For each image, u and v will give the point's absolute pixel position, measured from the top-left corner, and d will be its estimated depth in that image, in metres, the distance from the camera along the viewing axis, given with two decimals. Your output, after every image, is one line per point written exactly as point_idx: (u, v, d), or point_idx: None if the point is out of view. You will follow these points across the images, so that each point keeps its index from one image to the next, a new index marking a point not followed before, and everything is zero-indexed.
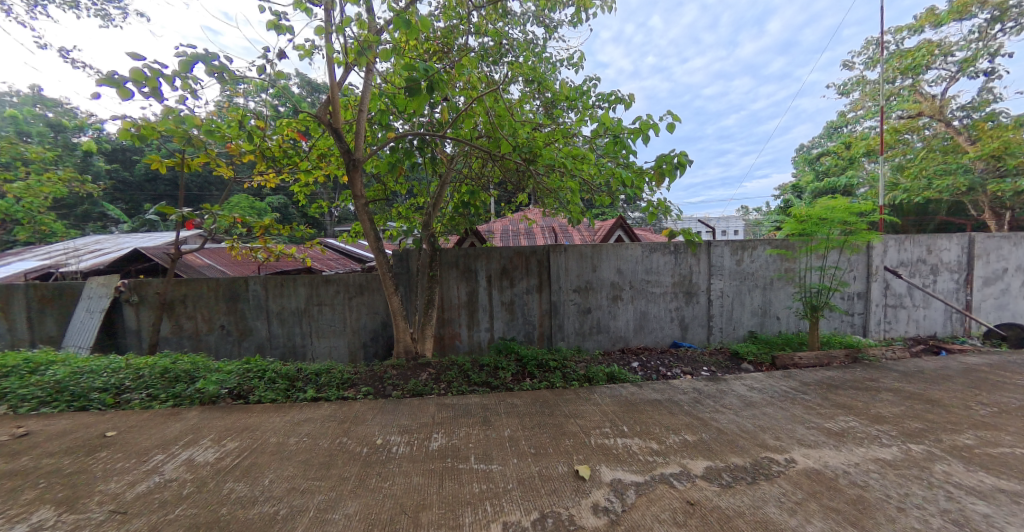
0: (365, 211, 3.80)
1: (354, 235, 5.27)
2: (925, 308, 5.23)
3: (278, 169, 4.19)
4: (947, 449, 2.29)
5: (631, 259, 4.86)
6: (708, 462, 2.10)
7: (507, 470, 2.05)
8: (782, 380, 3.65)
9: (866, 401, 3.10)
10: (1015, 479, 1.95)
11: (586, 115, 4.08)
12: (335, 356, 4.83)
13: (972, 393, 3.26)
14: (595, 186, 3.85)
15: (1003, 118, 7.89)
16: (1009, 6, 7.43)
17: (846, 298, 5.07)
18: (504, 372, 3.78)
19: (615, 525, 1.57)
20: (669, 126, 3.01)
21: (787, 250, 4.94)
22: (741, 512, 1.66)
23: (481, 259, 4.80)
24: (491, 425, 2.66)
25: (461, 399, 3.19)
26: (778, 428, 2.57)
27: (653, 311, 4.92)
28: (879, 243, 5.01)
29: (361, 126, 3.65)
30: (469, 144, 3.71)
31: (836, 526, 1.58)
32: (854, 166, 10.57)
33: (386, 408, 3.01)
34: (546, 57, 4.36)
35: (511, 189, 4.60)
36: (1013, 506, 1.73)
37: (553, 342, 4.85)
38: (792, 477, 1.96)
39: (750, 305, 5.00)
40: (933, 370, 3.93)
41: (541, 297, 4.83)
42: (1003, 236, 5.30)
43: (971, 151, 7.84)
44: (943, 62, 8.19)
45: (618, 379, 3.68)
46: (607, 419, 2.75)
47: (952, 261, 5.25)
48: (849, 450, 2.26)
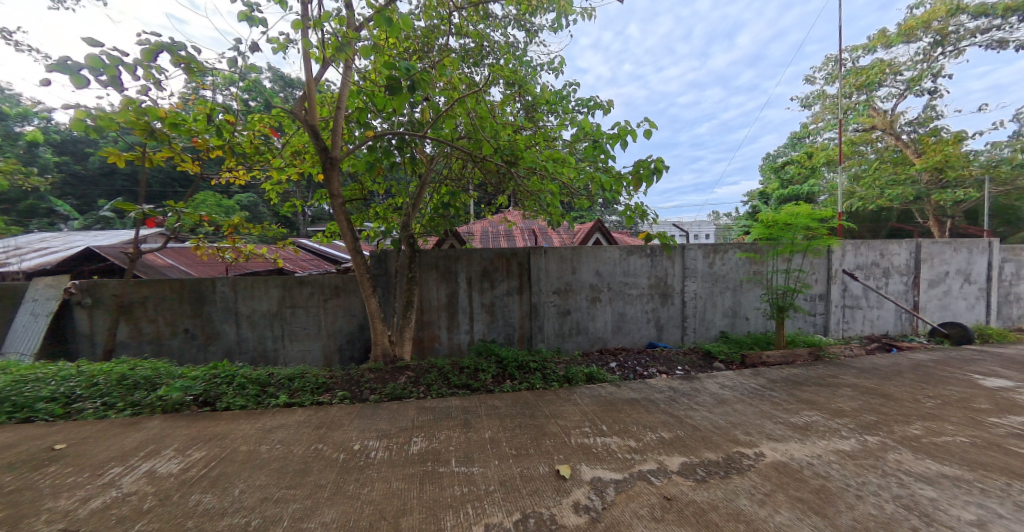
0: (342, 211, 3.70)
1: (330, 235, 5.10)
2: (878, 308, 5.61)
3: (249, 166, 4.00)
4: (899, 439, 2.47)
5: (609, 261, 4.96)
6: (683, 458, 2.17)
7: (489, 472, 2.04)
8: (751, 378, 3.82)
9: (827, 396, 3.28)
10: (956, 466, 2.13)
11: (566, 118, 4.15)
12: (309, 360, 4.68)
13: (919, 387, 3.53)
14: (575, 190, 3.88)
15: (945, 133, 8.60)
16: (949, 32, 8.10)
17: (809, 300, 5.36)
18: (485, 374, 3.78)
19: (595, 523, 1.59)
20: (645, 132, 3.15)
21: (756, 253, 5.17)
22: (715, 505, 1.72)
23: (461, 261, 4.76)
24: (472, 428, 2.65)
25: (441, 402, 3.16)
26: (748, 424, 2.68)
27: (630, 312, 5.04)
28: (839, 247, 5.33)
29: (338, 123, 3.56)
30: (450, 145, 3.65)
31: (803, 515, 1.67)
32: (815, 175, 11.20)
33: (364, 413, 2.94)
34: (526, 61, 4.42)
35: (491, 191, 4.61)
36: (955, 489, 1.89)
37: (533, 343, 4.87)
38: (763, 470, 2.05)
39: (722, 307, 5.21)
40: (886, 366, 4.22)
41: (521, 299, 4.85)
42: (945, 242, 5.77)
43: (917, 163, 8.51)
44: (892, 82, 8.86)
45: (597, 379, 3.74)
46: (587, 418, 2.79)
47: (901, 265, 5.66)
48: (813, 443, 2.39)
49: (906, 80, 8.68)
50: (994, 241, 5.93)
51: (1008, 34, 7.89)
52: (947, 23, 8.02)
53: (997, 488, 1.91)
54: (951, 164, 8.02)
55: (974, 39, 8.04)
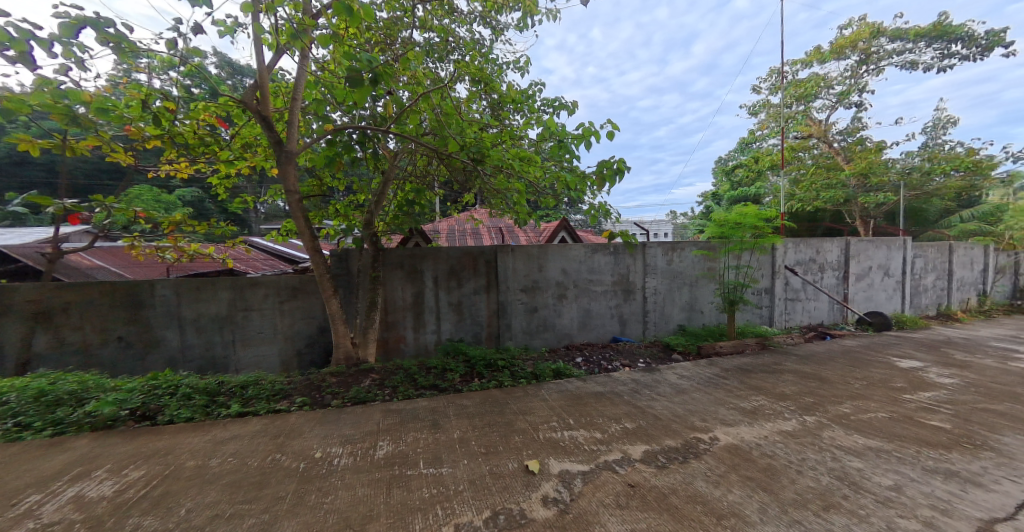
0: (299, 208, 3.51)
1: (286, 233, 4.82)
2: (815, 300, 6.16)
3: (192, 158, 3.69)
4: (833, 418, 2.73)
5: (574, 259, 5.07)
6: (646, 446, 2.28)
7: (458, 472, 2.03)
8: (706, 367, 4.08)
9: (772, 382, 3.57)
10: (878, 439, 2.39)
11: (532, 118, 4.19)
12: (264, 366, 4.41)
13: (848, 370, 3.93)
14: (541, 189, 3.93)
15: (869, 143, 9.59)
16: (872, 52, 9.02)
17: (756, 294, 5.78)
18: (453, 374, 3.75)
19: (564, 515, 1.63)
20: (608, 133, 3.25)
21: (709, 251, 5.49)
22: (675, 489, 1.83)
23: (427, 259, 4.67)
24: (440, 428, 2.62)
25: (408, 404, 3.09)
26: (704, 411, 2.86)
27: (595, 308, 5.19)
28: (781, 245, 5.79)
29: (294, 115, 3.37)
30: (415, 141, 3.56)
31: (752, 492, 1.81)
32: (761, 178, 12.09)
33: (326, 418, 2.81)
34: (492, 59, 4.41)
35: (457, 188, 4.56)
36: (877, 460, 2.13)
37: (501, 342, 4.88)
38: (717, 453, 2.20)
39: (680, 301, 5.49)
40: (821, 352, 4.65)
41: (489, 297, 4.85)
42: (869, 240, 6.44)
43: (846, 169, 9.43)
44: (825, 94, 9.74)
45: (564, 375, 3.82)
46: (555, 413, 2.85)
47: (834, 260, 6.25)
48: (760, 425, 2.60)
49: (837, 93, 9.58)
50: (907, 239, 6.71)
51: (918, 56, 8.92)
52: (870, 44, 8.92)
53: (910, 456, 2.19)
54: (874, 171, 8.96)
55: (891, 60, 9.02)
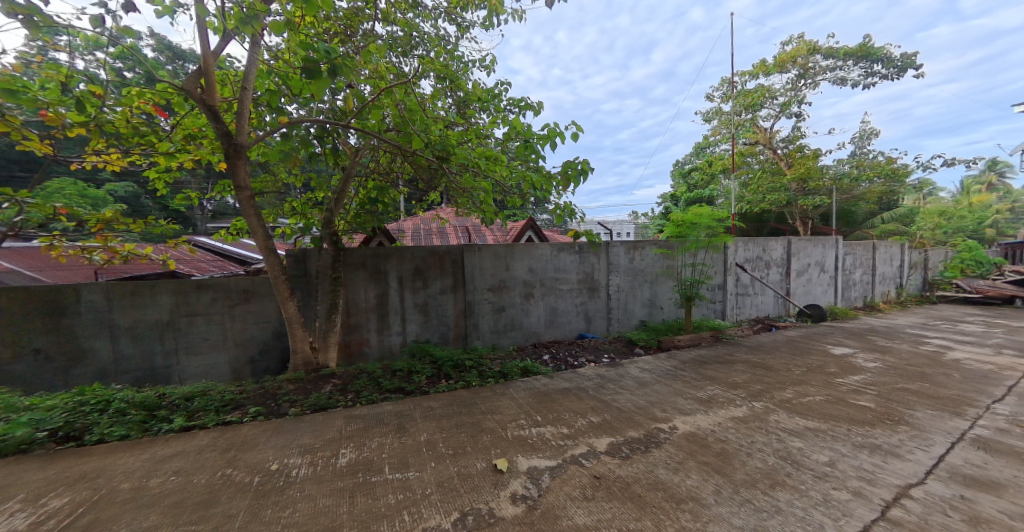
0: (251, 205, 3.29)
1: (236, 233, 4.50)
2: (762, 294, 6.65)
3: (125, 149, 3.34)
4: (777, 402, 2.96)
5: (541, 258, 5.13)
6: (610, 439, 2.36)
7: (425, 475, 1.99)
8: (666, 360, 4.28)
9: (725, 371, 3.82)
10: (815, 420, 2.63)
11: (498, 117, 4.19)
12: (212, 375, 4.08)
13: (790, 358, 4.28)
14: (507, 188, 3.94)
15: (807, 150, 10.48)
16: (809, 67, 9.87)
17: (711, 289, 6.13)
18: (419, 376, 3.68)
19: (533, 511, 1.65)
20: (572, 135, 3.31)
21: (668, 249, 5.75)
22: (637, 478, 1.90)
23: (392, 259, 4.55)
24: (407, 432, 2.56)
25: (372, 409, 3.00)
26: (664, 402, 3.00)
27: (562, 306, 5.28)
28: (732, 244, 6.19)
29: (244, 106, 3.15)
30: (377, 137, 3.44)
31: (707, 476, 1.92)
32: (714, 181, 12.87)
33: (283, 428, 2.66)
34: (457, 56, 4.36)
35: (422, 187, 4.48)
36: (814, 439, 2.34)
37: (469, 341, 4.84)
38: (677, 441, 2.31)
39: (641, 298, 5.72)
40: (767, 342, 5.04)
41: (455, 297, 4.80)
42: (807, 239, 7.05)
43: (788, 174, 10.25)
44: (770, 104, 10.53)
45: (531, 372, 3.86)
46: (522, 411, 2.87)
47: (778, 258, 6.77)
48: (714, 413, 2.77)
49: (780, 104, 10.38)
50: (839, 238, 7.41)
51: (847, 73, 9.87)
52: (807, 60, 9.75)
53: (842, 434, 2.42)
54: (811, 176, 9.82)
55: (825, 75, 9.91)
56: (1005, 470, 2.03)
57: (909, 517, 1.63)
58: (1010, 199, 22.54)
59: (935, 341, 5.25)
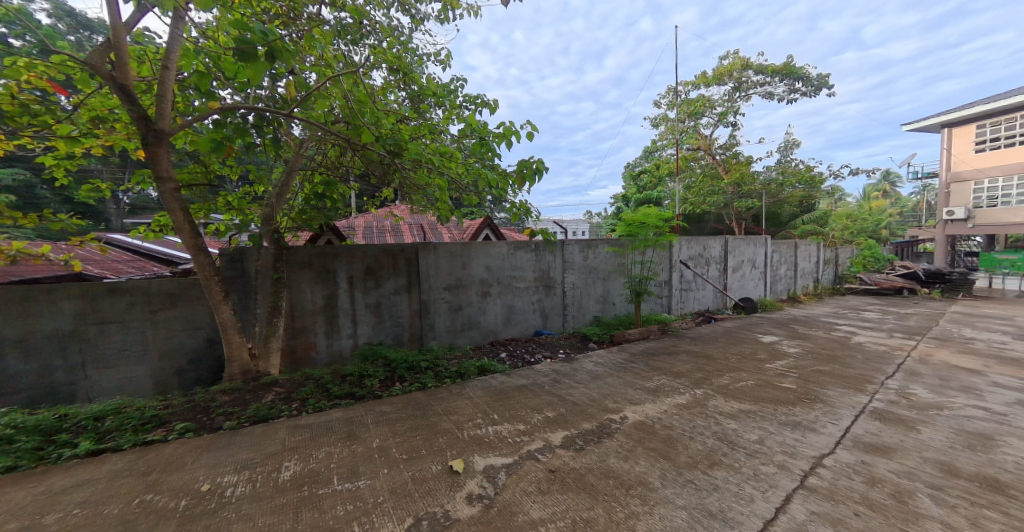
0: (175, 198, 2.95)
1: (158, 229, 4.01)
2: (702, 289, 7.17)
3: (11, 130, 2.84)
4: (715, 388, 3.22)
5: (497, 256, 5.14)
6: (565, 432, 2.42)
7: (377, 483, 1.91)
8: (618, 353, 4.48)
9: (670, 362, 4.08)
10: (747, 402, 2.89)
11: (453, 113, 4.13)
12: (129, 390, 3.61)
13: (727, 347, 4.67)
14: (463, 186, 3.91)
15: (741, 157, 11.47)
16: (742, 81, 10.79)
17: (658, 285, 6.50)
18: (371, 380, 3.53)
19: (489, 510, 1.65)
20: (528, 134, 3.34)
21: (619, 247, 6.01)
22: (590, 468, 1.97)
23: (341, 258, 4.30)
24: (358, 439, 2.44)
25: (319, 417, 2.82)
26: (615, 393, 3.13)
27: (518, 304, 5.33)
28: (677, 242, 6.61)
29: (166, 87, 2.80)
30: (323, 128, 3.24)
31: (654, 461, 2.04)
32: (661, 183, 13.69)
33: (216, 444, 2.42)
34: (411, 48, 4.22)
35: (374, 183, 4.29)
36: (746, 420, 2.57)
37: (425, 342, 4.72)
38: (627, 430, 2.43)
39: (595, 294, 5.93)
40: (707, 334, 5.46)
41: (410, 297, 4.66)
42: (741, 238, 7.72)
43: (725, 178, 11.15)
44: (709, 113, 11.38)
45: (488, 371, 3.86)
46: (479, 410, 2.85)
47: (716, 255, 7.34)
48: (660, 401, 2.94)
49: (718, 114, 11.25)
50: (767, 237, 8.19)
51: (774, 89, 10.93)
52: (741, 74, 10.66)
53: (769, 414, 2.68)
54: (744, 181, 10.76)
55: (756, 89, 10.89)
56: (895, 436, 2.37)
57: (822, 483, 1.85)
58: (899, 204, 26.36)
59: (843, 328, 5.99)
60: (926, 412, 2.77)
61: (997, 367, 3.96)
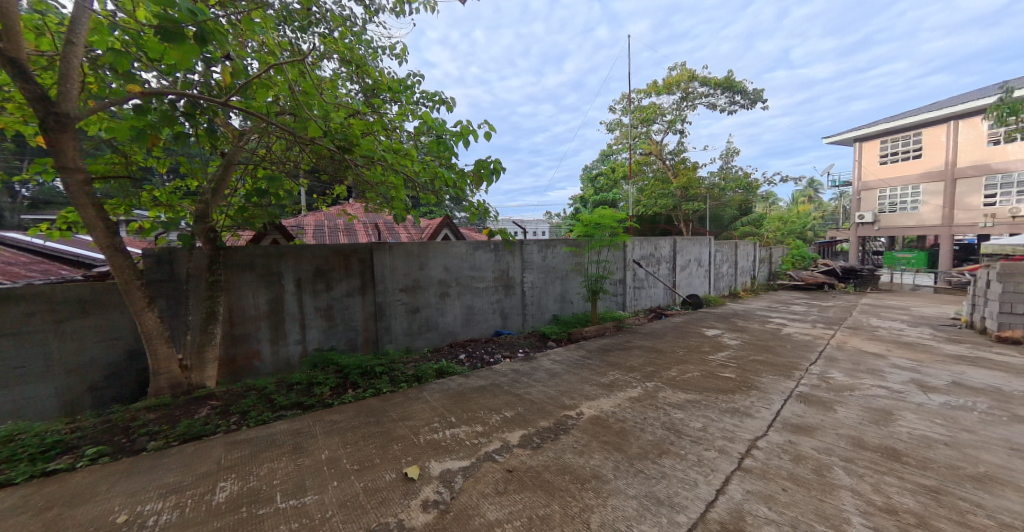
0: (84, 192, 2.59)
1: (65, 227, 3.51)
2: (654, 287, 7.56)
3: None
4: (664, 381, 3.40)
5: (456, 257, 5.07)
6: (523, 431, 2.43)
7: (325, 497, 1.80)
8: (576, 351, 4.61)
9: (624, 357, 4.26)
10: (692, 392, 3.08)
11: (410, 110, 4.02)
12: None
13: (676, 341, 4.96)
14: (420, 185, 3.81)
15: (688, 163, 12.24)
16: (689, 91, 11.51)
17: (613, 283, 6.75)
18: (321, 388, 3.33)
19: (445, 515, 1.61)
20: (485, 134, 3.32)
21: (577, 247, 6.17)
22: (547, 466, 1.99)
23: (287, 259, 4.01)
24: (305, 451, 2.29)
25: (262, 431, 2.61)
26: (572, 390, 3.21)
27: (478, 305, 5.30)
28: (630, 242, 6.91)
29: (72, 65, 2.45)
30: (266, 120, 3.01)
31: (607, 454, 2.11)
32: (617, 186, 14.25)
33: (137, 468, 2.16)
34: (365, 40, 4.05)
35: (326, 179, 4.06)
36: (691, 409, 2.74)
37: (380, 346, 4.55)
38: (582, 426, 2.49)
39: (553, 294, 6.04)
40: (658, 329, 5.77)
41: (364, 299, 4.46)
42: (688, 239, 8.24)
43: (674, 182, 11.84)
44: (660, 121, 12.02)
45: (447, 373, 3.79)
46: (437, 413, 2.80)
47: (666, 255, 7.78)
48: (615, 395, 3.06)
49: (668, 121, 11.92)
50: (711, 238, 8.81)
51: (717, 100, 11.78)
52: (688, 85, 11.38)
53: (711, 402, 2.88)
54: (691, 185, 11.50)
55: (701, 100, 11.67)
56: (816, 416, 2.65)
57: (756, 464, 2.01)
58: (821, 209, 29.55)
59: (776, 320, 6.60)
60: (841, 393, 3.11)
61: (896, 351, 4.56)
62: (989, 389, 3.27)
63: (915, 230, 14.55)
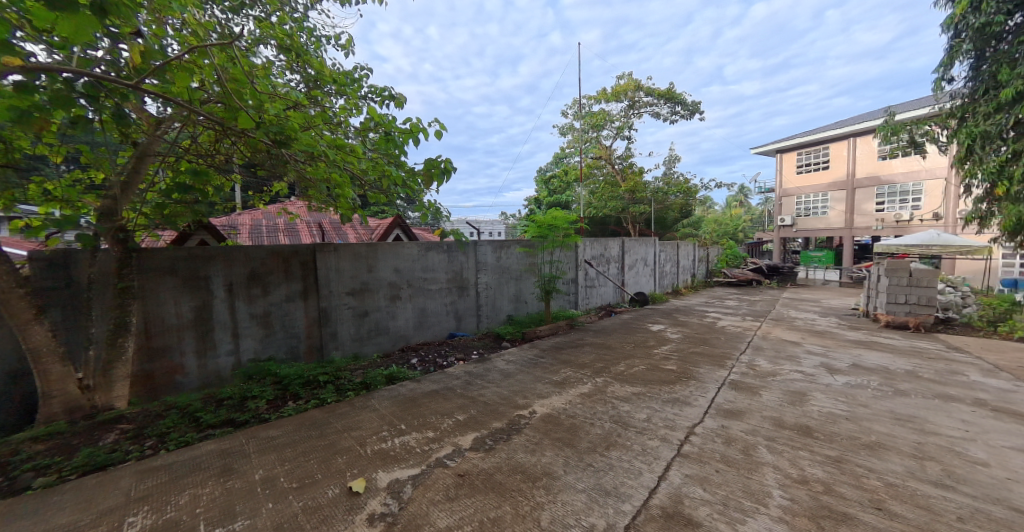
0: None
1: None
2: (604, 286, 7.88)
3: None
4: (612, 375, 3.56)
5: (407, 258, 4.91)
6: (475, 434, 2.41)
7: (258, 522, 1.65)
8: (529, 350, 4.67)
9: (576, 354, 4.39)
10: (637, 385, 3.26)
11: (357, 104, 3.83)
12: None
13: (624, 337, 5.22)
14: (368, 183, 3.65)
15: (635, 167, 12.92)
16: (635, 100, 12.17)
17: (566, 283, 6.94)
18: (256, 402, 3.06)
19: (392, 527, 1.55)
20: (436, 133, 3.25)
21: (531, 248, 6.26)
22: (499, 467, 1.99)
23: (216, 262, 3.62)
24: (236, 473, 2.09)
25: (184, 453, 2.34)
26: (525, 389, 3.24)
27: (431, 307, 5.18)
28: (581, 243, 7.14)
29: None
30: (188, 109, 2.70)
31: (558, 451, 2.16)
32: (570, 188, 14.69)
33: (19, 510, 1.83)
34: (306, 27, 3.80)
35: (263, 175, 3.75)
36: (636, 401, 2.90)
37: (326, 353, 4.29)
38: (535, 425, 2.52)
39: (508, 294, 6.08)
40: (608, 326, 6.03)
41: (307, 304, 4.17)
42: (635, 239, 8.70)
43: (623, 186, 12.44)
44: (609, 127, 12.58)
45: (398, 379, 3.66)
46: (386, 421, 2.69)
47: (615, 255, 8.14)
48: (566, 392, 3.14)
49: (616, 127, 12.50)
50: (655, 239, 9.38)
51: (660, 110, 12.57)
52: (634, 94, 12.02)
53: (654, 394, 3.06)
54: (637, 189, 12.17)
55: (646, 109, 12.38)
56: (744, 401, 2.91)
57: (693, 449, 2.17)
58: (750, 213, 32.71)
59: (712, 314, 7.17)
60: (765, 379, 3.46)
61: (810, 339, 5.16)
62: (880, 368, 3.80)
63: (824, 232, 16.59)
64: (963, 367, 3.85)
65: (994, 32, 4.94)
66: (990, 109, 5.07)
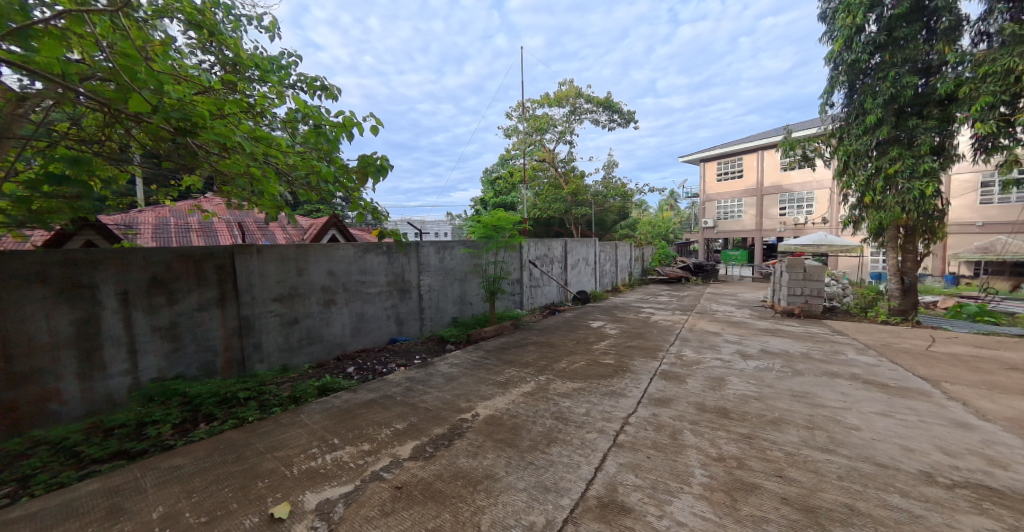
0: None
1: None
2: (548, 285, 8.09)
3: None
4: (554, 373, 3.65)
5: (342, 260, 4.61)
6: (415, 442, 2.33)
7: None
8: (474, 352, 4.64)
9: (520, 354, 4.45)
10: (578, 381, 3.38)
11: (283, 92, 3.51)
12: None
13: (567, 334, 5.40)
14: (297, 179, 3.37)
15: (577, 171, 13.45)
16: (576, 106, 12.67)
17: (511, 283, 7.00)
18: (158, 428, 2.66)
19: None
20: (372, 128, 3.10)
21: (475, 248, 6.22)
22: (440, 474, 1.94)
23: (106, 267, 3.08)
24: (128, 513, 1.79)
25: (58, 497, 1.96)
26: (468, 392, 3.20)
27: (369, 311, 4.91)
28: (526, 244, 7.26)
29: None
30: (63, 85, 2.26)
31: (500, 451, 2.16)
32: (515, 189, 14.88)
33: None
34: (221, 4, 3.41)
35: (168, 166, 3.28)
36: (576, 396, 3.01)
37: (247, 367, 3.86)
38: (477, 427, 2.50)
39: (452, 296, 5.98)
40: (552, 324, 6.20)
41: (223, 313, 3.73)
42: (577, 240, 9.06)
43: (566, 188, 12.89)
44: (552, 131, 12.95)
45: (331, 390, 3.41)
46: (317, 437, 2.49)
47: (558, 255, 8.39)
48: (509, 392, 3.16)
49: (558, 132, 12.90)
50: (595, 239, 9.85)
51: (599, 117, 13.23)
52: (575, 101, 12.51)
53: (593, 388, 3.20)
54: (579, 192, 12.67)
55: (586, 115, 12.95)
56: (672, 389, 3.16)
57: (627, 438, 2.30)
58: (679, 216, 35.78)
59: (646, 309, 7.70)
60: (690, 368, 3.79)
61: (728, 329, 5.76)
62: (782, 352, 4.35)
63: (740, 233, 18.68)
64: (843, 348, 4.55)
65: (861, 68, 5.92)
66: (859, 131, 6.06)
